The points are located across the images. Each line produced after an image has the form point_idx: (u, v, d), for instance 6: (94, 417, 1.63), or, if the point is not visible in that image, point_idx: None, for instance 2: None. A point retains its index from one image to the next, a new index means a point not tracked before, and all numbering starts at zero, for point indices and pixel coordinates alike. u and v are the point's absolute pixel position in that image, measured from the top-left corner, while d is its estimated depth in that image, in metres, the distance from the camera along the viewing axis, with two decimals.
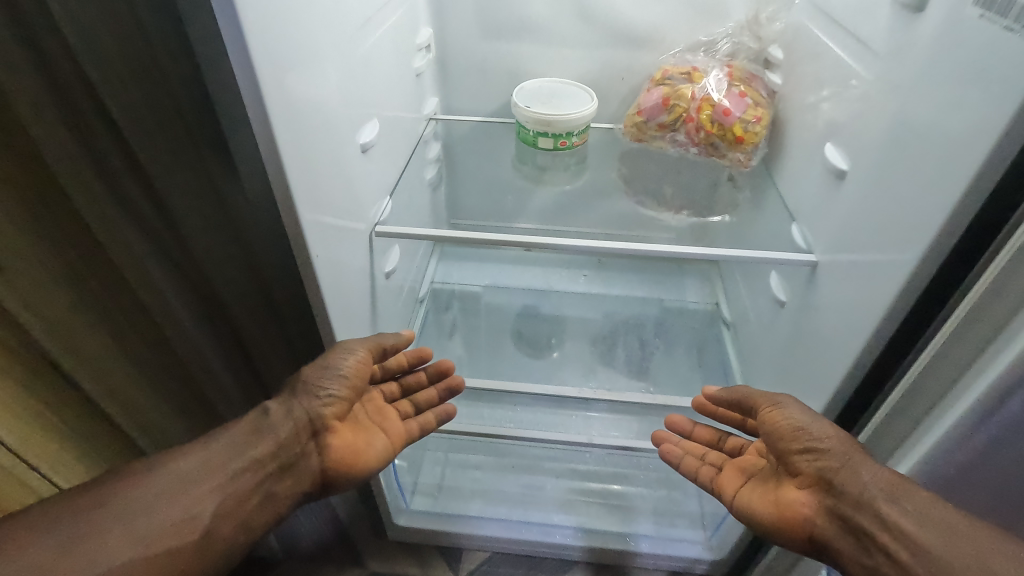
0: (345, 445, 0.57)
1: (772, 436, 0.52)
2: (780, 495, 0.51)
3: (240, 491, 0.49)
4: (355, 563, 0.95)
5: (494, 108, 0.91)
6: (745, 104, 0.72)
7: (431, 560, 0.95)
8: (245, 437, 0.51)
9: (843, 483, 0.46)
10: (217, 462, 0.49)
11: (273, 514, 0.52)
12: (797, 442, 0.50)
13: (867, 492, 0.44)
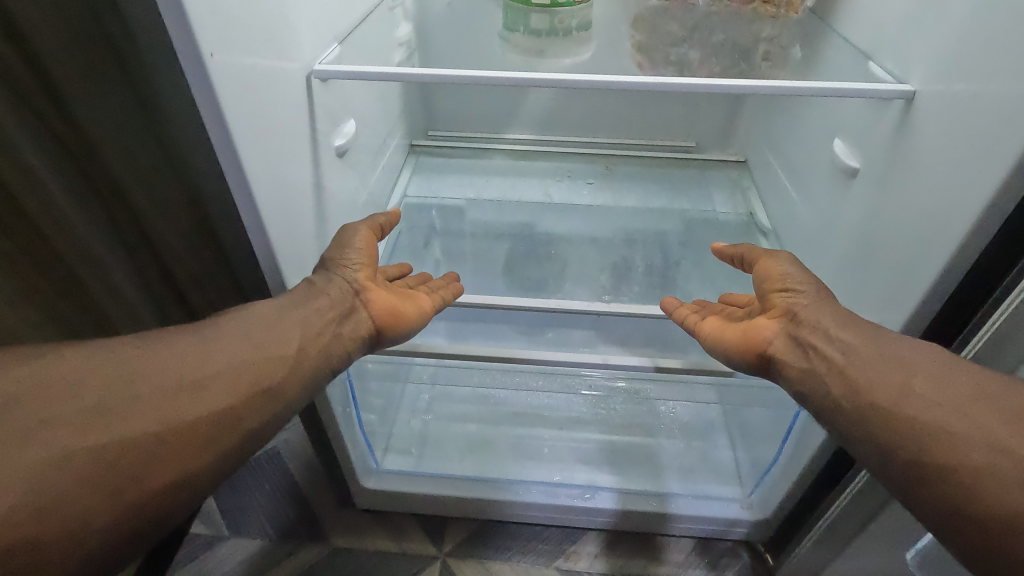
0: (387, 301, 0.50)
1: (760, 280, 0.48)
2: (748, 323, 0.47)
3: (305, 336, 0.43)
4: (317, 538, 0.77)
5: None
6: None
7: (410, 531, 0.78)
8: (300, 295, 0.46)
9: (811, 317, 0.43)
10: (281, 317, 0.44)
11: (343, 355, 0.46)
12: (780, 280, 0.46)
13: (825, 325, 0.42)
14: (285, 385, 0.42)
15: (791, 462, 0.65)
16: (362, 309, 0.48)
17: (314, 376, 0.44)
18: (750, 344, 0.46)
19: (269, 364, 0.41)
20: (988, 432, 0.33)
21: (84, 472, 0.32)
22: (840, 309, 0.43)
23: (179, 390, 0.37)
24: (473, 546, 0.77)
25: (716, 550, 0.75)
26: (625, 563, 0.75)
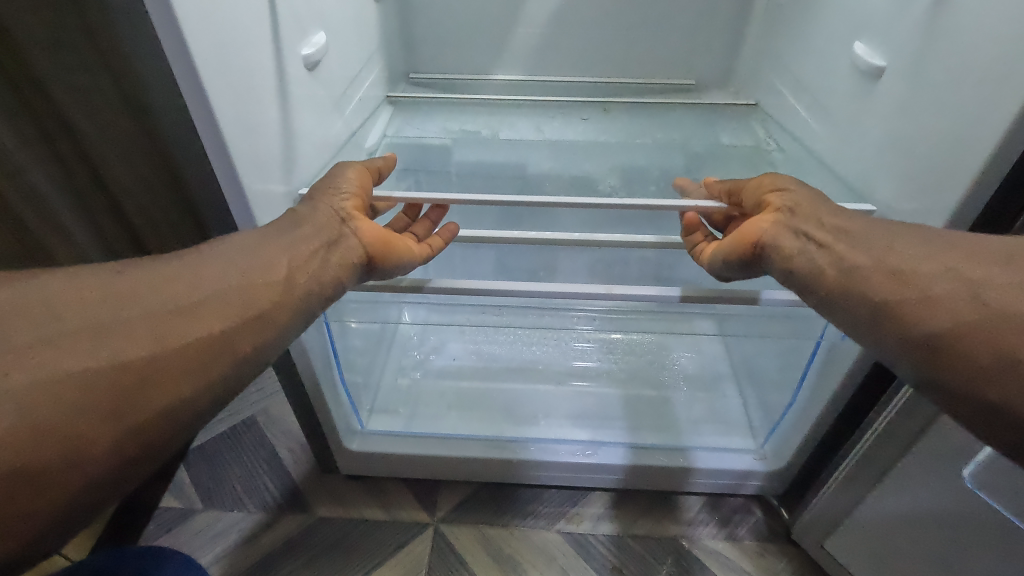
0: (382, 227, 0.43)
1: (752, 191, 0.43)
2: (744, 221, 0.42)
3: (291, 260, 0.38)
4: (302, 507, 0.72)
5: None
6: None
7: (402, 499, 0.73)
8: (283, 223, 0.40)
9: (809, 208, 0.40)
10: (262, 247, 0.38)
11: (334, 282, 0.40)
12: (768, 181, 0.43)
13: (824, 215, 0.39)
14: (286, 305, 0.37)
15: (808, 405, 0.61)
16: (350, 236, 0.41)
17: (301, 310, 0.38)
18: (742, 236, 0.41)
19: (265, 285, 0.36)
20: (949, 266, 0.33)
21: (50, 397, 0.27)
22: (833, 206, 0.40)
23: (161, 313, 0.32)
24: (470, 511, 0.71)
25: (731, 508, 0.71)
26: (633, 523, 0.70)
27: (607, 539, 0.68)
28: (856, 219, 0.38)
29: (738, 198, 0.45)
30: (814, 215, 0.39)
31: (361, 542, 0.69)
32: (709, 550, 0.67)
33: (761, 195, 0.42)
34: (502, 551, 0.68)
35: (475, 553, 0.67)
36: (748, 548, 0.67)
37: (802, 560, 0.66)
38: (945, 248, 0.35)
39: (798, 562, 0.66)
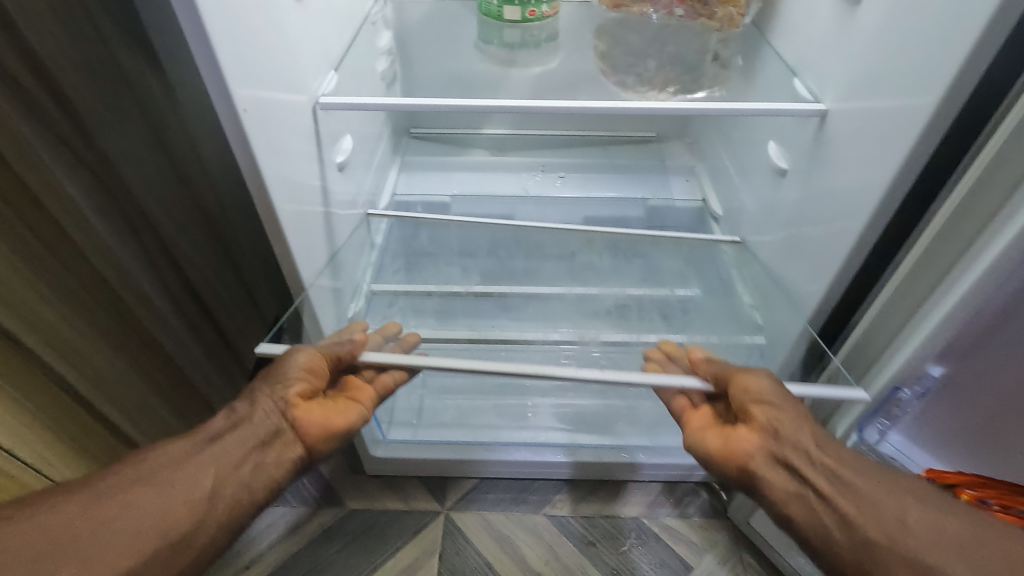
0: (324, 412, 0.49)
1: (736, 394, 0.49)
2: (729, 432, 0.49)
3: (231, 460, 0.44)
4: (335, 501, 0.88)
5: None
6: None
7: (418, 492, 0.89)
8: (228, 427, 0.46)
9: (793, 436, 0.46)
10: (212, 454, 0.43)
11: (271, 484, 0.45)
12: (756, 394, 0.48)
13: (804, 444, 0.46)
14: (210, 524, 0.41)
15: None
16: (290, 431, 0.47)
17: (233, 515, 0.42)
18: (731, 453, 0.48)
19: (186, 504, 0.40)
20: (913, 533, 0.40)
21: None
22: (816, 429, 0.47)
23: (121, 529, 0.38)
24: (474, 500, 0.88)
25: (683, 492, 0.88)
26: (605, 506, 0.87)
27: (584, 520, 0.85)
28: (840, 459, 0.45)
29: (723, 385, 0.51)
30: (791, 447, 0.46)
31: (386, 528, 0.85)
32: (664, 526, 0.84)
33: (746, 402, 0.48)
34: (501, 531, 0.84)
35: (478, 533, 0.84)
36: (696, 523, 0.85)
37: (737, 532, 0.83)
38: (903, 496, 0.43)
39: (734, 533, 0.84)
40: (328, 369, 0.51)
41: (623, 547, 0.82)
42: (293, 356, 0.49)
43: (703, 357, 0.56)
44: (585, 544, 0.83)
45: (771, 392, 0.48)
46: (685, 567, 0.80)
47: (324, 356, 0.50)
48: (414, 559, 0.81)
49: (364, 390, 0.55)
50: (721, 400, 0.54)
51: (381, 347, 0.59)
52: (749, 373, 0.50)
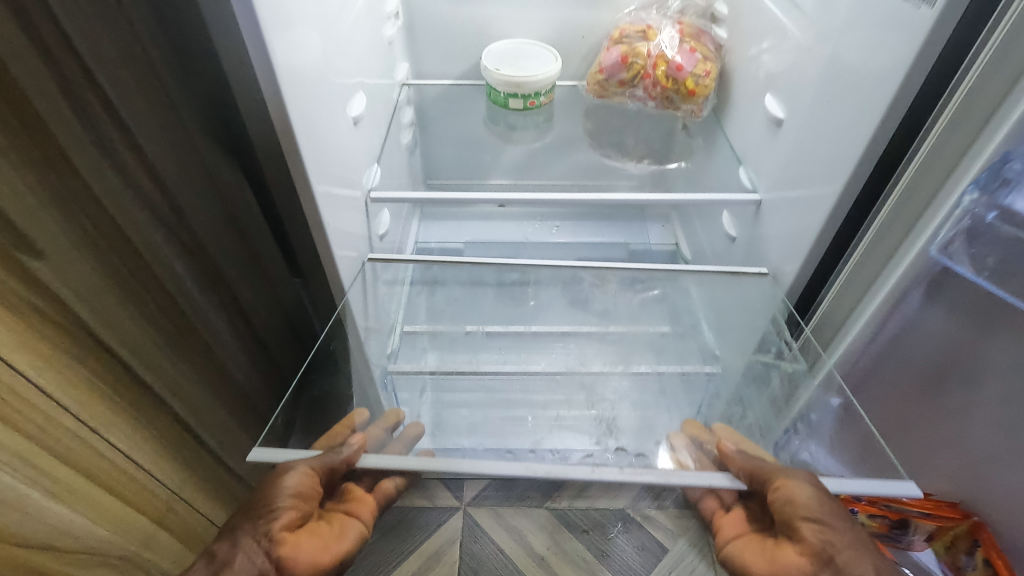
0: (311, 549, 0.50)
1: (779, 502, 0.48)
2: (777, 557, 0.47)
3: None
4: None
5: (462, 70, 0.94)
6: (695, 59, 0.78)
7: (439, 491, 1.06)
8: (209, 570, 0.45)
9: (851, 567, 0.44)
10: None
11: None
12: (805, 511, 0.47)
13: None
14: None
15: None
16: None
17: None
18: None
19: None
20: None
21: None
22: (874, 560, 0.44)
23: None
24: (486, 497, 1.05)
25: None
26: (595, 500, 1.04)
27: (579, 512, 1.03)
28: None
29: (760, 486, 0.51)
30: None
31: (415, 521, 1.02)
32: (645, 516, 1.02)
33: (793, 519, 0.47)
34: (509, 523, 1.01)
35: (490, 525, 1.01)
36: (670, 513, 1.02)
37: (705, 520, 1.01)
38: None
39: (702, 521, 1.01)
40: (323, 482, 0.53)
41: (611, 534, 1.00)
42: (290, 468, 0.52)
43: (729, 447, 0.59)
44: (579, 532, 1.00)
45: (812, 503, 0.47)
46: (661, 549, 0.98)
47: (319, 471, 0.52)
48: (438, 547, 0.98)
49: (358, 505, 0.60)
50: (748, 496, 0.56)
51: (380, 440, 0.63)
52: (788, 474, 0.50)
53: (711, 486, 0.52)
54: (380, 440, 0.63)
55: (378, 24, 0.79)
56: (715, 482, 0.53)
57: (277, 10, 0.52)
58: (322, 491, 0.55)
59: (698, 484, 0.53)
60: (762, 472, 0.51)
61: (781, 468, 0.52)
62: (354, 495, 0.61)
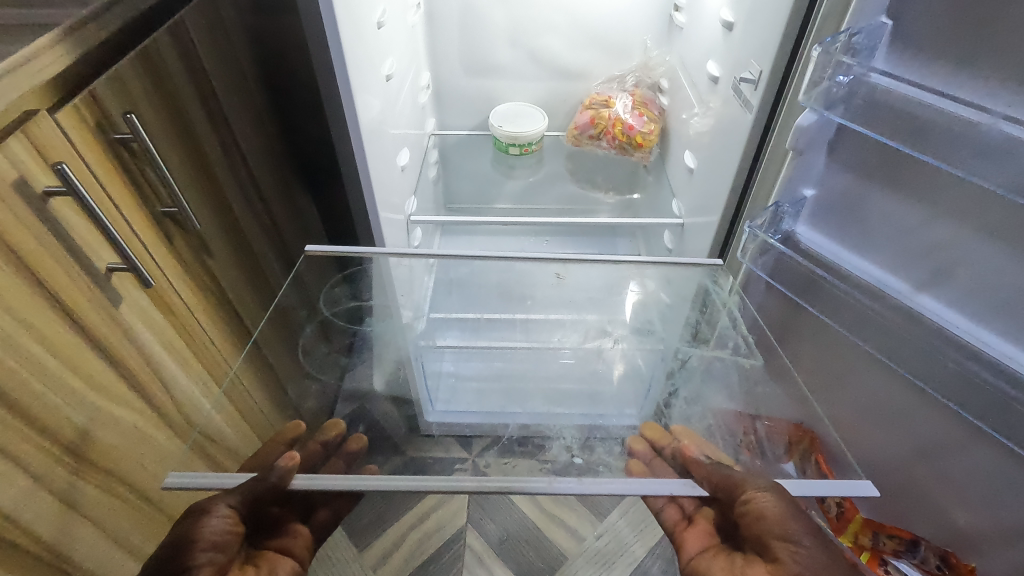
0: None
1: (753, 520, 0.53)
2: None
3: None
4: None
5: (476, 124, 1.25)
6: (643, 121, 1.09)
7: None
8: None
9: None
10: None
11: None
12: (782, 530, 0.51)
13: None
14: None
15: None
16: None
17: None
18: None
19: None
20: None
21: None
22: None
23: None
24: None
25: None
26: None
27: None
28: None
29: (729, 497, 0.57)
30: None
31: None
32: None
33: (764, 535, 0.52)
34: None
35: None
36: None
37: None
38: None
39: None
40: (246, 510, 0.58)
41: None
42: (219, 507, 0.56)
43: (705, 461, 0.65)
44: None
45: (798, 531, 0.51)
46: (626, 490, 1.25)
47: (242, 500, 0.58)
48: None
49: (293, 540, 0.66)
50: (715, 506, 0.61)
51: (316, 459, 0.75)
52: (758, 488, 0.56)
53: (672, 493, 0.61)
54: (314, 460, 0.73)
55: (416, 95, 1.09)
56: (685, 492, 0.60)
57: (360, 98, 0.83)
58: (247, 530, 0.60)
59: (663, 492, 0.61)
60: (730, 481, 0.58)
61: (740, 482, 0.58)
62: (296, 532, 0.68)
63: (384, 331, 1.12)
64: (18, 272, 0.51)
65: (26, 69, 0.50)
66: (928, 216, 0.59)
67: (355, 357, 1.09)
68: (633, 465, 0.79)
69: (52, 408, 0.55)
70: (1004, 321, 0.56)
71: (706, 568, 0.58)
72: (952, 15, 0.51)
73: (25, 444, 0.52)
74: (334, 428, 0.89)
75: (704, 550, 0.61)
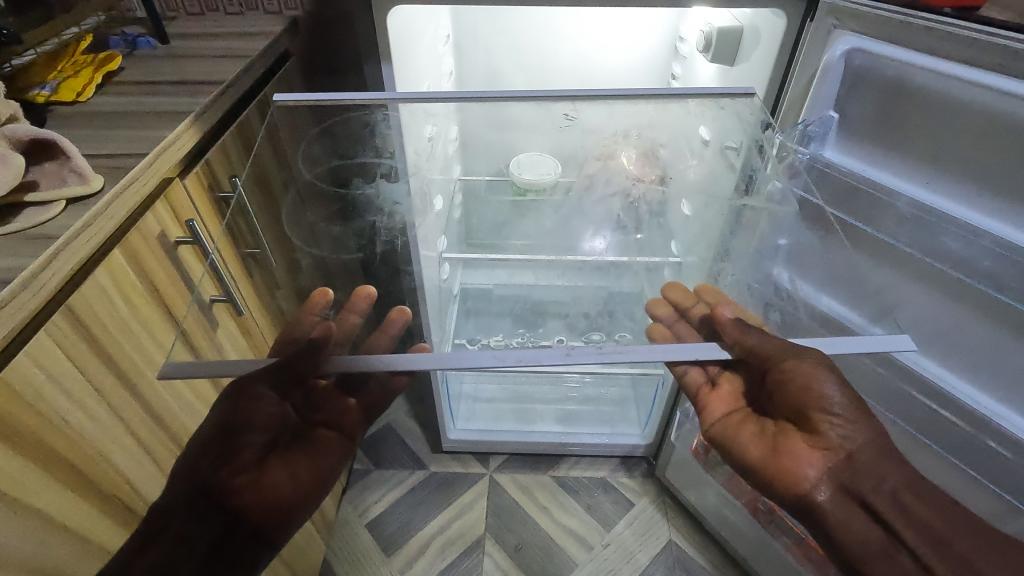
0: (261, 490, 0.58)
1: (800, 392, 0.57)
2: (789, 462, 0.59)
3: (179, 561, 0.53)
4: (422, 467, 1.44)
5: None
6: None
7: (470, 461, 1.45)
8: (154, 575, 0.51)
9: (854, 447, 0.57)
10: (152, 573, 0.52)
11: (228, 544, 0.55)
12: (824, 405, 0.57)
13: (853, 446, 0.57)
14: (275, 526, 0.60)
15: (655, 415, 1.34)
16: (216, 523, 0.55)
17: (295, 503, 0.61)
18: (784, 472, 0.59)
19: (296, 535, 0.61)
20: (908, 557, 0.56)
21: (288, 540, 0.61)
22: (877, 449, 0.57)
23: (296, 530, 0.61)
24: (506, 467, 1.44)
25: (632, 463, 1.44)
26: (585, 470, 1.43)
27: (572, 478, 1.42)
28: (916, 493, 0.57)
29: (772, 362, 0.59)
30: (862, 471, 0.56)
31: (455, 482, 1.41)
32: (621, 483, 1.41)
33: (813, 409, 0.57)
34: (520, 484, 1.40)
35: (510, 487, 1.40)
36: (638, 479, 1.41)
37: (663, 486, 1.40)
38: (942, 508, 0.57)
39: (661, 487, 1.40)
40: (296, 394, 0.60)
41: (595, 495, 1.38)
42: (263, 391, 0.57)
43: (728, 318, 0.64)
44: (571, 491, 1.39)
45: (837, 403, 0.57)
46: (630, 502, 1.37)
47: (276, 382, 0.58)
48: (471, 499, 1.38)
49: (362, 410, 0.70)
50: (738, 364, 0.63)
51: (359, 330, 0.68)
52: (800, 356, 0.58)
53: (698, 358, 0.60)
54: (355, 333, 0.66)
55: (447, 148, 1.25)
56: (716, 356, 0.61)
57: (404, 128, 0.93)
58: (303, 408, 0.62)
59: (687, 358, 0.60)
60: (766, 350, 0.59)
61: (777, 347, 0.59)
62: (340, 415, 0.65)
63: (376, 199, 0.91)
64: (155, 304, 0.65)
65: (168, 148, 0.66)
66: (879, 266, 0.74)
67: (349, 225, 0.87)
68: (656, 329, 0.72)
69: (171, 412, 0.68)
70: (936, 350, 0.72)
71: (740, 432, 0.65)
72: (879, 114, 0.70)
73: (154, 436, 0.65)
74: (366, 292, 0.77)
75: (734, 413, 0.67)
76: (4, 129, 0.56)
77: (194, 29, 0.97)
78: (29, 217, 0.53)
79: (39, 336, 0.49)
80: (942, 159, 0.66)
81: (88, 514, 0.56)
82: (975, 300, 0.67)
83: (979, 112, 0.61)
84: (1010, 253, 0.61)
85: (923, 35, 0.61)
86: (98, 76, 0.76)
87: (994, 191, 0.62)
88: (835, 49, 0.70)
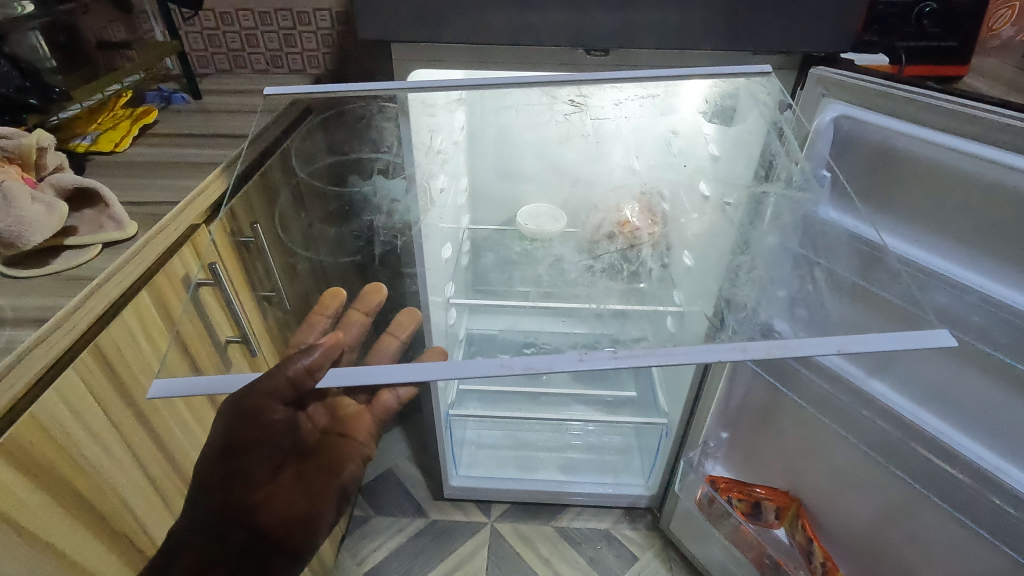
0: (273, 506, 0.54)
1: None
2: None
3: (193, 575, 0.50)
4: (423, 514, 1.42)
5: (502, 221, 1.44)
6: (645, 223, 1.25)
7: (472, 510, 1.43)
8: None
9: None
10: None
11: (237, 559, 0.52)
12: None
13: None
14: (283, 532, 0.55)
15: (660, 466, 1.33)
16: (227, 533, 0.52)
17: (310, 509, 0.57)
18: None
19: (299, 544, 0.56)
20: None
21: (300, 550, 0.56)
22: None
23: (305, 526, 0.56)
24: (507, 516, 1.42)
25: (637, 514, 1.42)
26: (587, 521, 1.41)
27: (576, 529, 1.39)
28: None
29: None
30: None
31: (455, 531, 1.39)
32: (625, 535, 1.38)
33: None
34: (521, 533, 1.38)
35: (511, 537, 1.38)
36: (642, 531, 1.39)
37: (667, 540, 1.37)
38: None
39: (666, 540, 1.37)
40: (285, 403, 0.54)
41: (599, 546, 1.36)
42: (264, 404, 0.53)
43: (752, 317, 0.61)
44: (574, 543, 1.36)
45: None
46: (634, 556, 1.34)
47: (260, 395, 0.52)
48: (472, 549, 1.35)
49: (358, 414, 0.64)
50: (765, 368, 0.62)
51: (364, 335, 0.68)
52: None
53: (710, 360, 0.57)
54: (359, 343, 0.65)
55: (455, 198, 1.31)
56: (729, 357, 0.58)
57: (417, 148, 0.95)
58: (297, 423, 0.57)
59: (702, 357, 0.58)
60: None
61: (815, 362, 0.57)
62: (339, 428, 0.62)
63: (373, 196, 0.92)
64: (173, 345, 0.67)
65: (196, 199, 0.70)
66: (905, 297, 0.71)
67: (346, 225, 0.87)
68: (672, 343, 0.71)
69: (182, 449, 0.69)
70: (936, 406, 0.74)
71: None
72: (872, 173, 0.75)
73: (167, 471, 0.66)
74: (378, 290, 0.78)
75: None
76: (50, 178, 0.60)
77: (222, 86, 1.04)
78: (66, 261, 0.57)
79: (69, 371, 0.52)
80: (932, 216, 0.69)
81: (97, 551, 0.56)
82: (972, 354, 0.69)
83: (961, 174, 0.65)
84: (997, 309, 0.64)
85: (904, 104, 0.66)
86: (135, 128, 0.82)
87: (981, 248, 0.66)
88: (823, 116, 0.75)
